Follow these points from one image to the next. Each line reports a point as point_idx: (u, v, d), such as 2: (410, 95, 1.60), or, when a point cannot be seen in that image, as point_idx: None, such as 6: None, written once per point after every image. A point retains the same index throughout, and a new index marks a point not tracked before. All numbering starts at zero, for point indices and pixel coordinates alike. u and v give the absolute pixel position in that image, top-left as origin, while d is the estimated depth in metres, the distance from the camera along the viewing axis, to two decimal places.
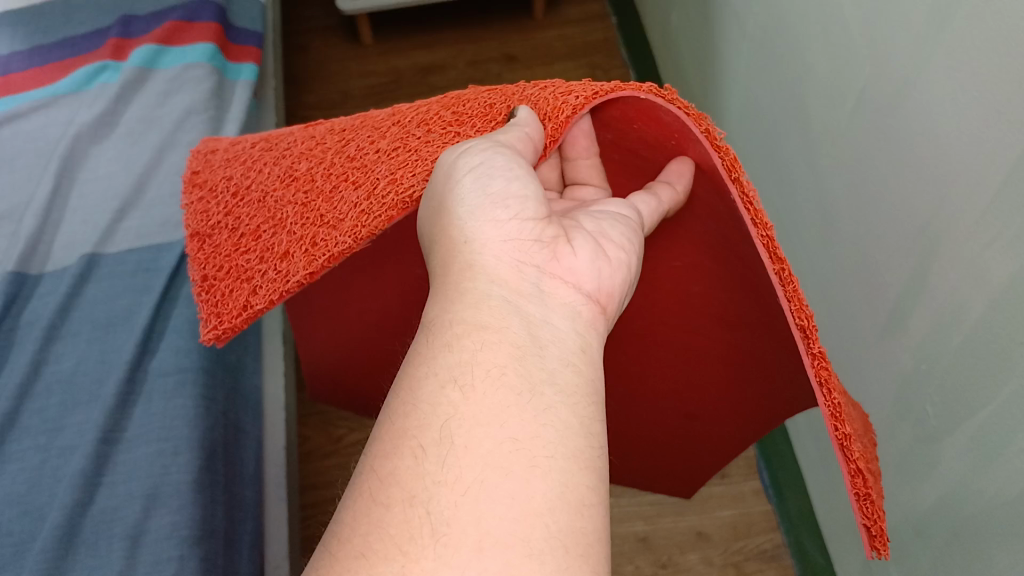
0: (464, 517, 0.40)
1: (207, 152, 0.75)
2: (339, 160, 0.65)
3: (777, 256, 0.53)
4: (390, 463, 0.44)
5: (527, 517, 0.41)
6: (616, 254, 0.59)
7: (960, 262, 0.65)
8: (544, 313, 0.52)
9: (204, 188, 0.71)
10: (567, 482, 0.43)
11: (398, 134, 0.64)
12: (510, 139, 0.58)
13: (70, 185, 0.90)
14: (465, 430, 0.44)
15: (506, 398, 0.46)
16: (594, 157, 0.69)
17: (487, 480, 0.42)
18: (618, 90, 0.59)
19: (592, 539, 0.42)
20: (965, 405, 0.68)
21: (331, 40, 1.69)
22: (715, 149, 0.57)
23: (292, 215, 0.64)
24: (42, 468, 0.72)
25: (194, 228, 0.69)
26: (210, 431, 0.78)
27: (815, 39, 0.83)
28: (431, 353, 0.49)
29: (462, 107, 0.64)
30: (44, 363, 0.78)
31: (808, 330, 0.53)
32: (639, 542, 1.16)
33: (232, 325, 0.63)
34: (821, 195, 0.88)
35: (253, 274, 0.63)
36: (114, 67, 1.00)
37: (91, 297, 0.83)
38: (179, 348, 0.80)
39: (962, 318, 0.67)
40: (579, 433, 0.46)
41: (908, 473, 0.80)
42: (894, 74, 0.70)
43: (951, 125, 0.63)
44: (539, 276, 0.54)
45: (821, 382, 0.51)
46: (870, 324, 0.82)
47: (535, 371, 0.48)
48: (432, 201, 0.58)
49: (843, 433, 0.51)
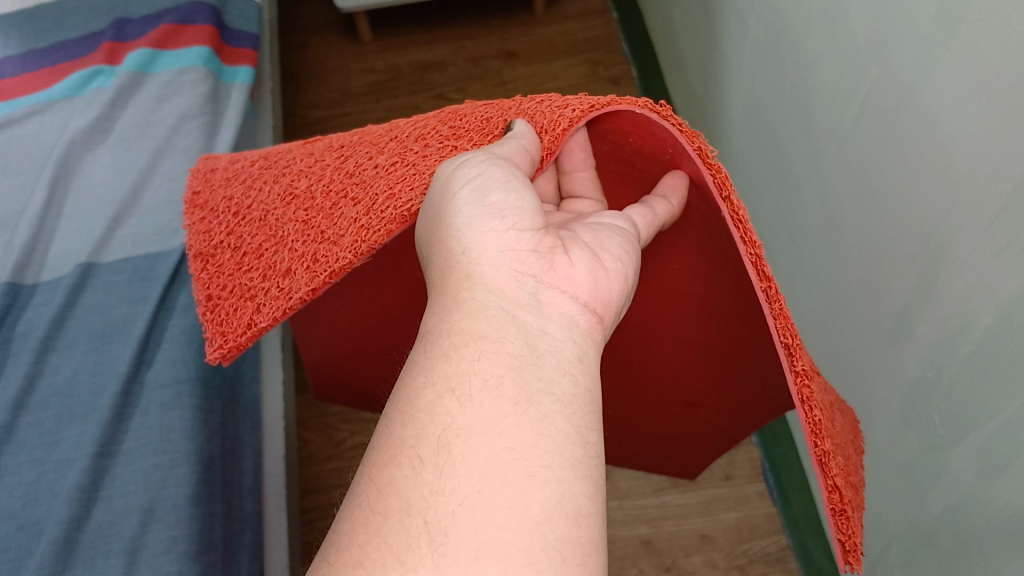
0: (463, 527, 0.39)
1: (207, 171, 0.73)
2: (338, 177, 0.63)
3: (764, 273, 0.52)
4: (390, 474, 0.42)
5: (525, 526, 0.40)
6: (614, 265, 0.58)
7: (968, 271, 0.64)
8: (542, 322, 0.51)
9: (205, 209, 0.69)
10: (564, 491, 0.42)
11: (395, 149, 0.63)
12: (507, 151, 0.57)
13: (65, 192, 0.88)
14: (463, 439, 0.43)
15: (504, 407, 0.45)
16: (591, 170, 0.68)
17: (485, 490, 0.41)
18: (614, 103, 0.57)
19: (590, 549, 0.41)
20: (973, 416, 0.67)
21: (330, 37, 1.68)
22: (707, 167, 0.56)
23: (294, 233, 0.63)
24: (39, 482, 0.72)
25: (196, 248, 0.68)
26: (208, 443, 0.78)
27: (818, 40, 0.81)
28: (429, 363, 0.48)
29: (459, 121, 0.63)
30: (40, 374, 0.77)
31: (791, 347, 0.51)
32: (642, 545, 1.15)
33: (237, 343, 0.61)
34: (826, 198, 0.86)
35: (256, 292, 0.62)
36: (108, 72, 0.99)
37: (87, 307, 0.82)
38: (175, 359, 0.79)
39: (969, 329, 0.65)
40: (577, 442, 0.45)
41: (915, 482, 0.78)
42: (900, 78, 0.68)
43: (959, 132, 0.62)
44: (537, 286, 0.53)
45: (803, 399, 0.51)
46: (876, 330, 0.80)
47: (533, 381, 0.46)
48: (429, 213, 0.57)
49: (822, 450, 0.51)
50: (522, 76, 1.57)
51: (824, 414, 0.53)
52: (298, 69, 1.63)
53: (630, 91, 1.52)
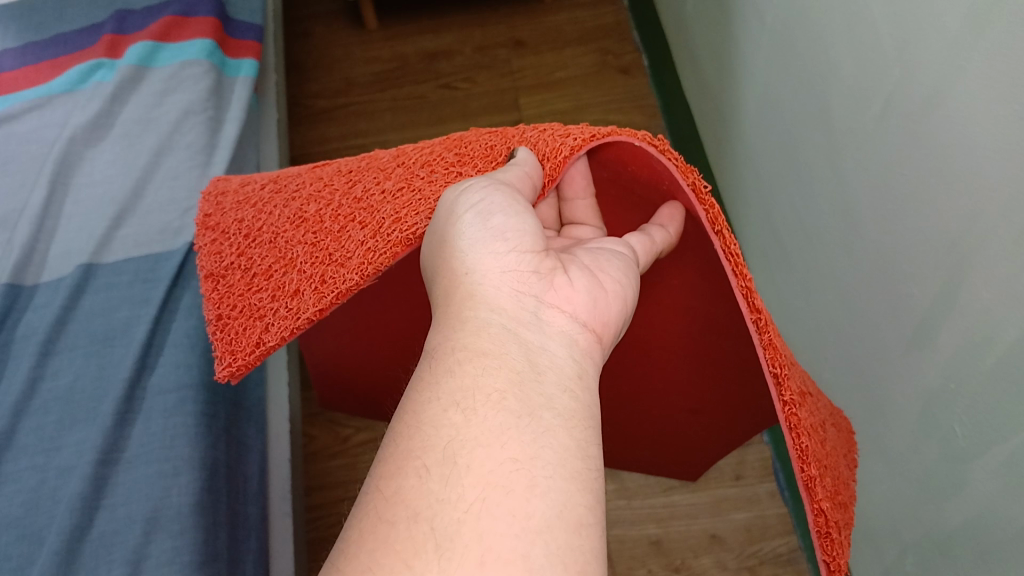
0: (465, 533, 0.37)
1: (217, 193, 0.70)
2: (347, 202, 0.62)
3: (754, 305, 0.51)
4: (390, 485, 0.41)
5: (527, 535, 0.38)
6: (613, 288, 0.55)
7: (995, 281, 0.62)
8: (543, 340, 0.49)
9: (215, 230, 0.66)
10: (566, 501, 0.40)
11: (402, 175, 0.62)
12: (510, 178, 0.56)
13: (66, 190, 0.87)
14: (465, 452, 0.41)
15: (506, 420, 0.43)
16: (591, 198, 0.66)
17: (488, 498, 0.39)
18: (614, 133, 0.57)
19: (591, 560, 0.39)
20: (996, 430, 0.65)
21: (336, 25, 1.65)
22: (701, 204, 0.56)
23: (303, 255, 0.61)
24: (40, 489, 0.70)
25: (204, 269, 0.65)
26: (212, 450, 0.76)
27: (839, 37, 0.79)
28: (431, 379, 0.46)
29: (464, 149, 0.62)
30: (41, 379, 0.76)
31: (780, 376, 0.51)
32: (651, 545, 1.14)
33: (246, 362, 0.58)
34: (845, 199, 0.84)
35: (265, 312, 0.59)
36: (109, 65, 0.97)
37: (88, 309, 0.80)
38: (178, 363, 0.78)
39: (994, 340, 0.63)
40: (579, 456, 0.43)
41: (934, 492, 0.77)
42: (926, 80, 0.66)
43: (987, 138, 0.59)
44: (538, 305, 0.51)
45: (791, 428, 0.50)
46: (895, 337, 0.79)
47: (535, 396, 0.44)
48: (432, 239, 0.56)
49: (808, 475, 0.49)
50: (531, 65, 1.54)
51: (813, 439, 0.52)
52: (303, 57, 1.60)
53: (640, 81, 1.49)
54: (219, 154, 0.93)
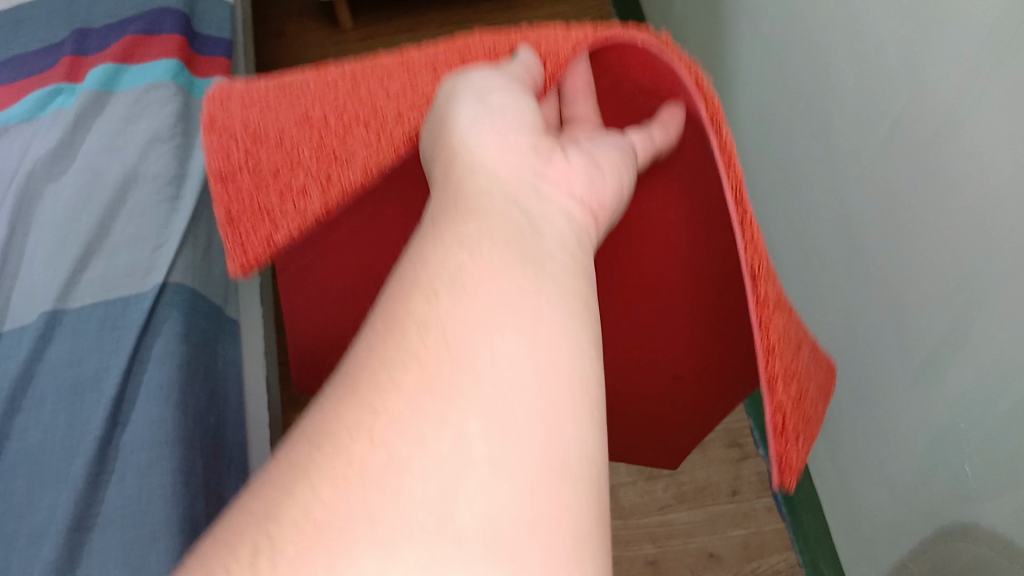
0: (410, 438, 0.27)
1: (223, 95, 0.55)
2: (344, 96, 0.53)
3: (740, 199, 0.45)
4: (367, 358, 0.30)
5: (498, 437, 0.27)
6: (611, 170, 0.46)
7: (1013, 326, 0.59)
8: (541, 210, 0.39)
9: (219, 132, 0.53)
10: (554, 409, 0.29)
11: (394, 61, 0.54)
12: (514, 69, 0.49)
13: (27, 229, 0.83)
14: (463, 328, 0.31)
15: (495, 293, 0.33)
16: (594, 109, 0.54)
17: (451, 388, 0.29)
18: (614, 32, 0.51)
19: (590, 488, 0.28)
20: (1013, 476, 0.62)
21: (310, 24, 1.59)
22: (700, 98, 0.48)
23: (305, 154, 0.52)
24: (8, 559, 0.66)
25: (212, 166, 0.52)
26: (192, 508, 0.72)
27: (841, 54, 0.75)
28: (413, 247, 0.36)
29: (469, 50, 0.54)
30: (7, 437, 0.72)
31: (757, 272, 0.44)
32: (649, 565, 1.11)
33: (259, 255, 0.51)
34: (848, 222, 0.81)
35: (271, 209, 0.51)
36: (69, 91, 0.92)
37: (55, 360, 0.76)
38: (153, 417, 0.74)
39: (1012, 384, 0.60)
40: (579, 352, 0.32)
41: (944, 528, 0.74)
42: (938, 111, 0.63)
43: (1005, 177, 0.56)
44: (537, 177, 0.41)
45: (760, 323, 0.44)
46: (905, 368, 0.76)
47: (528, 270, 0.34)
48: (430, 124, 0.47)
49: (773, 373, 0.44)
50: None
51: (790, 350, 0.46)
52: (276, 59, 1.54)
53: None
54: (189, 184, 0.88)
